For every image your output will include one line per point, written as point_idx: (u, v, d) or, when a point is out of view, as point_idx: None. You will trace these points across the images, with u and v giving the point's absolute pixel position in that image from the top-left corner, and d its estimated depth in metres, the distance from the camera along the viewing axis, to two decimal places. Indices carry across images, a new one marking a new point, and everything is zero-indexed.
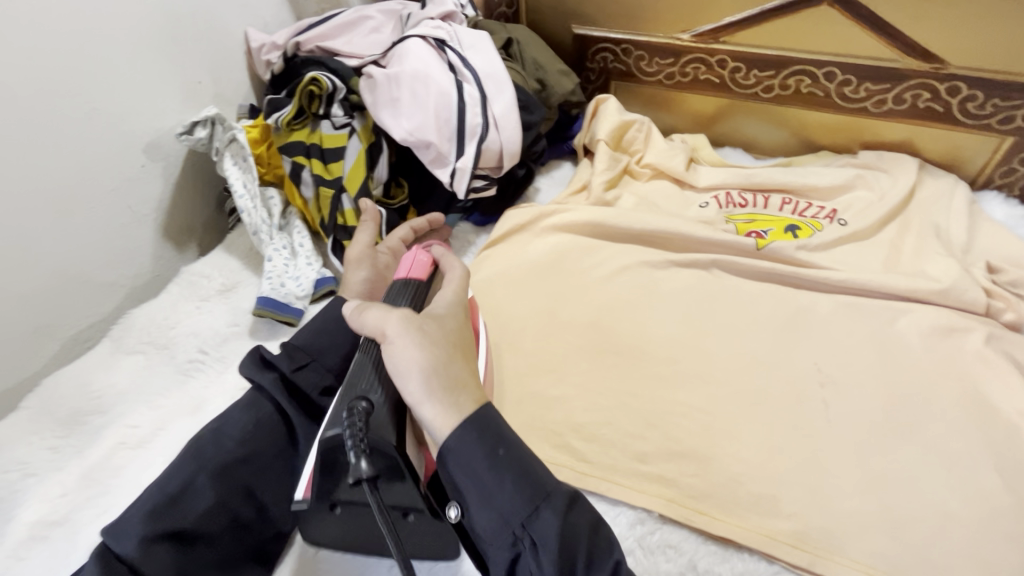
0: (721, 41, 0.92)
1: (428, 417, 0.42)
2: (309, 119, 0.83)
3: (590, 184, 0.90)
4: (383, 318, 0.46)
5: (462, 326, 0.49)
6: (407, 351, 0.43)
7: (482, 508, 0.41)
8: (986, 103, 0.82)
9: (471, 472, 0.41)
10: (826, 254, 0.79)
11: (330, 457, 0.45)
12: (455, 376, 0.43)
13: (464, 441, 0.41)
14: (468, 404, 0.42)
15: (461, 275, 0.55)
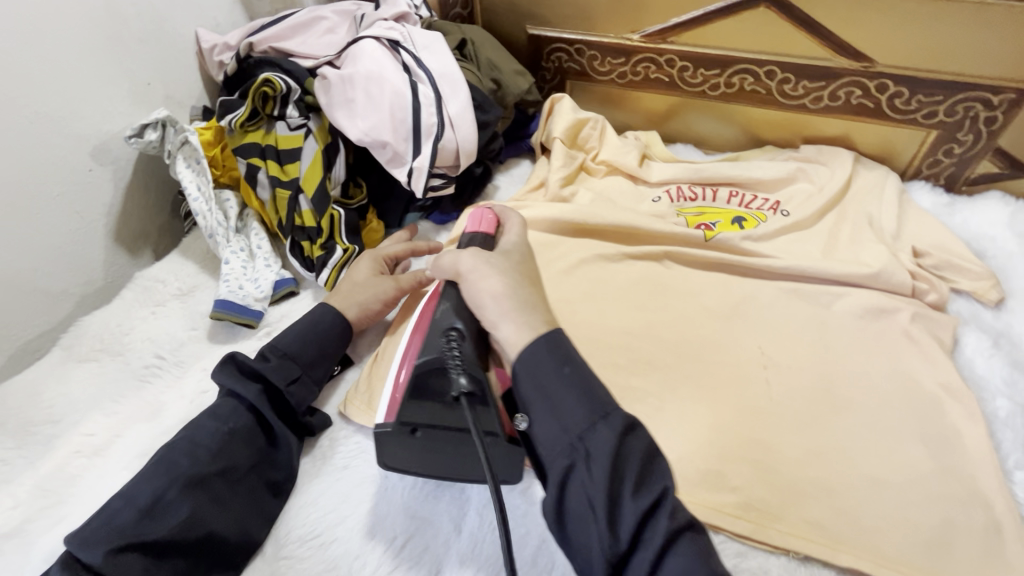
0: (668, 41, 0.96)
1: (506, 334, 0.51)
2: (263, 120, 0.82)
3: (546, 181, 0.93)
4: (455, 259, 0.57)
5: (525, 258, 0.60)
6: (482, 279, 0.54)
7: (545, 416, 0.46)
8: (911, 99, 0.88)
9: (540, 382, 0.47)
10: (770, 244, 0.83)
11: (425, 378, 0.54)
12: (524, 297, 0.53)
13: (535, 355, 0.48)
14: (540, 322, 0.51)
15: (517, 222, 0.66)
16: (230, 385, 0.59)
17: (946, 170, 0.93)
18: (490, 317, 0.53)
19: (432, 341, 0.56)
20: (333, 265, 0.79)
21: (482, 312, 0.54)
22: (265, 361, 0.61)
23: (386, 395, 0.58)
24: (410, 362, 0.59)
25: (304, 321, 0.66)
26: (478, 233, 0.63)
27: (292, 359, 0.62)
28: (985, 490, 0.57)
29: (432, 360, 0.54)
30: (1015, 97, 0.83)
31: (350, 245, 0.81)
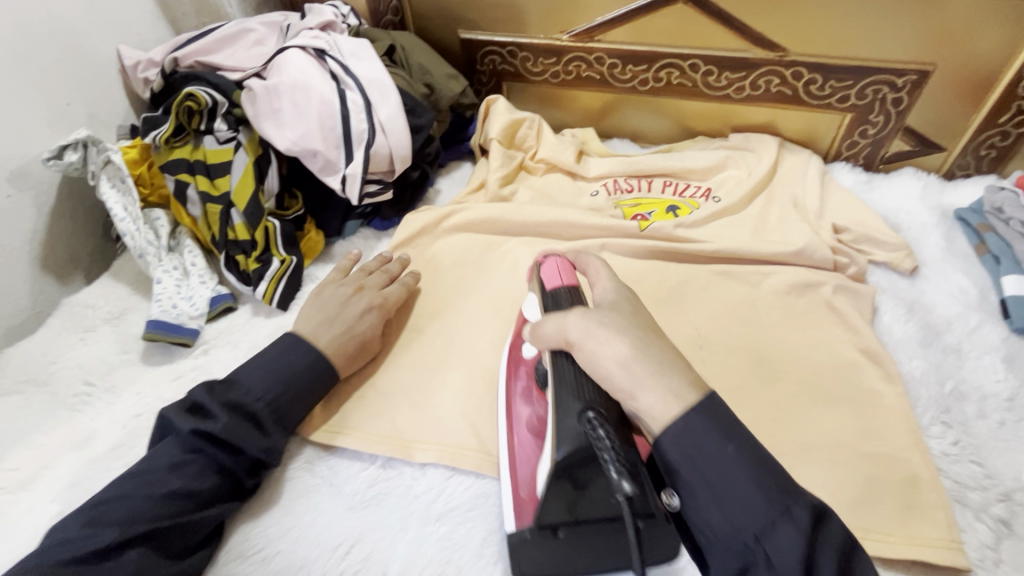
0: (596, 39, 0.98)
1: (646, 404, 0.44)
2: (190, 135, 0.80)
3: (486, 182, 0.94)
4: (563, 325, 0.50)
5: (634, 305, 0.52)
6: (603, 347, 0.46)
7: (712, 507, 0.42)
8: (824, 85, 0.92)
9: (705, 463, 0.42)
10: (702, 229, 0.86)
11: (572, 472, 0.45)
12: (658, 356, 0.46)
13: (689, 430, 0.42)
14: (691, 394, 0.44)
15: (605, 270, 0.56)
16: (221, 455, 0.55)
17: (863, 150, 0.98)
18: (623, 387, 0.45)
19: (559, 423, 0.47)
20: (271, 277, 0.78)
21: (608, 383, 0.46)
22: (261, 434, 0.57)
23: (509, 492, 0.55)
24: (526, 445, 0.55)
25: (303, 385, 0.61)
26: (564, 287, 0.58)
27: (284, 428, 0.60)
28: (904, 447, 0.60)
29: (575, 454, 0.45)
30: (917, 78, 0.88)
31: (287, 256, 0.80)
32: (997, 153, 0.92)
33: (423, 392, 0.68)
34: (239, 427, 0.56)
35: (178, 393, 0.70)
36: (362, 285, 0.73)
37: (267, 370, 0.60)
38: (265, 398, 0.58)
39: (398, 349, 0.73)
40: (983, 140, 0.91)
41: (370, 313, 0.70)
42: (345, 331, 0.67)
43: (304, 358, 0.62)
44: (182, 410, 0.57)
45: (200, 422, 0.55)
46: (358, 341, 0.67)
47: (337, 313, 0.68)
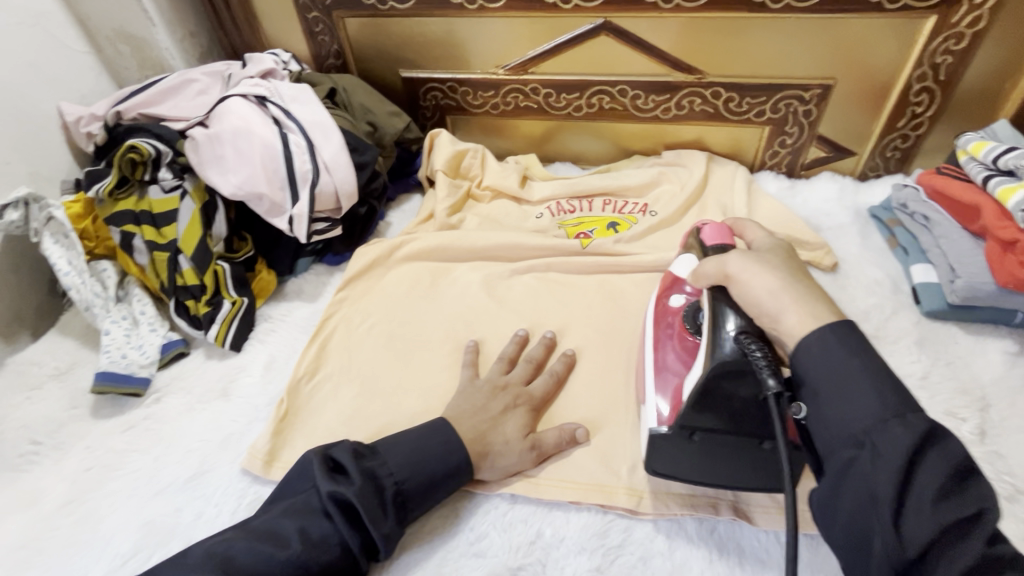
0: (529, 71, 1.04)
1: (788, 326, 0.46)
2: (134, 186, 0.81)
3: (434, 212, 0.97)
4: (722, 262, 0.53)
5: (792, 254, 0.53)
6: (757, 279, 0.49)
7: (831, 398, 0.43)
8: (741, 102, 1.00)
9: (831, 366, 0.43)
10: (641, 243, 0.91)
11: (717, 381, 0.51)
12: (806, 289, 0.47)
13: (822, 340, 0.44)
14: (828, 314, 0.46)
15: (759, 231, 0.58)
16: (342, 528, 0.53)
17: (785, 159, 1.06)
18: (768, 309, 0.48)
19: (713, 341, 0.52)
20: (222, 320, 0.79)
21: (755, 309, 0.49)
22: (385, 518, 0.55)
23: (652, 408, 0.60)
24: (672, 373, 0.60)
25: (436, 472, 0.59)
26: (726, 246, 0.60)
27: (403, 518, 0.57)
28: None
29: (724, 366, 0.50)
30: (822, 92, 0.96)
31: (239, 297, 0.81)
32: (902, 154, 1.01)
33: (382, 421, 0.70)
34: (371, 508, 0.54)
35: (128, 443, 0.70)
36: (506, 380, 0.69)
37: (407, 449, 0.59)
38: (398, 478, 0.57)
39: (354, 382, 0.74)
40: (887, 143, 1.00)
41: (516, 411, 0.65)
42: (489, 429, 0.63)
43: (442, 441, 0.60)
44: (321, 468, 0.55)
45: (339, 486, 0.54)
46: (501, 444, 0.62)
47: (482, 407, 0.65)
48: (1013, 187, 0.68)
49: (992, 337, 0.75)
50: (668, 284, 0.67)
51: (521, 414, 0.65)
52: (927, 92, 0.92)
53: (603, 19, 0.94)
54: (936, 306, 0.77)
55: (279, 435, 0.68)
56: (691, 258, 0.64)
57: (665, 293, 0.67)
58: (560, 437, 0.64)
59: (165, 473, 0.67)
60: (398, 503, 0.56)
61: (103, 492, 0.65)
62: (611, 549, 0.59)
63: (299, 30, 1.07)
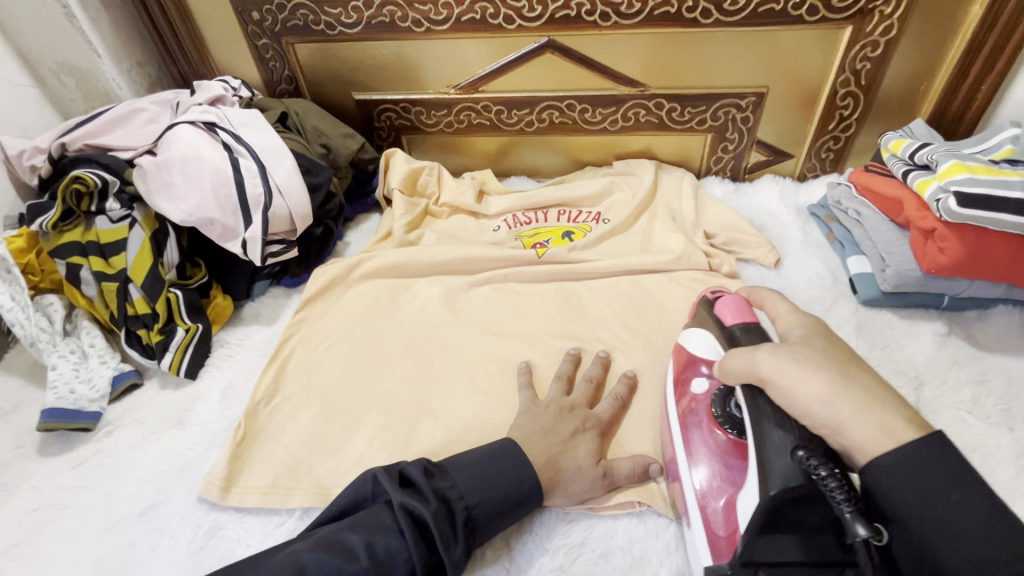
0: (480, 90, 1.06)
1: (853, 440, 0.44)
2: (81, 217, 0.80)
3: (392, 229, 0.98)
4: (752, 361, 0.50)
5: (831, 340, 0.50)
6: (803, 384, 0.46)
7: (930, 528, 0.40)
8: (683, 112, 1.05)
9: (923, 488, 0.41)
10: (594, 250, 0.94)
11: (781, 510, 0.45)
12: (865, 391, 0.45)
13: (909, 461, 0.42)
14: (906, 426, 0.43)
15: (783, 304, 0.56)
16: (412, 547, 0.52)
17: (728, 164, 1.11)
18: (826, 421, 0.45)
19: (766, 456, 0.46)
20: (176, 347, 0.78)
21: (807, 418, 0.46)
22: (454, 541, 0.54)
23: (698, 524, 0.54)
24: (714, 478, 0.55)
25: (511, 501, 0.58)
26: (748, 322, 0.58)
27: (471, 545, 0.56)
28: None
29: (788, 492, 0.44)
30: (757, 99, 1.01)
31: (193, 324, 0.80)
32: (835, 155, 1.07)
33: (344, 441, 0.69)
34: (442, 531, 0.53)
35: (78, 480, 0.68)
36: (572, 402, 0.67)
37: (475, 471, 0.58)
38: (468, 502, 0.56)
39: (314, 403, 0.74)
40: (821, 145, 1.06)
41: (585, 435, 0.64)
42: (560, 454, 0.61)
43: (513, 466, 0.59)
44: (392, 481, 0.56)
45: (411, 500, 0.54)
46: (572, 469, 0.60)
47: (550, 429, 0.64)
48: (929, 179, 0.73)
49: (923, 320, 0.80)
50: (684, 363, 0.64)
51: (590, 441, 0.63)
52: (852, 97, 0.98)
53: (547, 37, 0.97)
54: (871, 294, 0.81)
55: (236, 461, 0.67)
56: (708, 338, 0.62)
57: (684, 374, 0.64)
58: (634, 471, 0.62)
59: (117, 507, 0.65)
60: (467, 526, 0.55)
61: (51, 532, 0.63)
62: (572, 547, 0.59)
63: (249, 56, 1.07)
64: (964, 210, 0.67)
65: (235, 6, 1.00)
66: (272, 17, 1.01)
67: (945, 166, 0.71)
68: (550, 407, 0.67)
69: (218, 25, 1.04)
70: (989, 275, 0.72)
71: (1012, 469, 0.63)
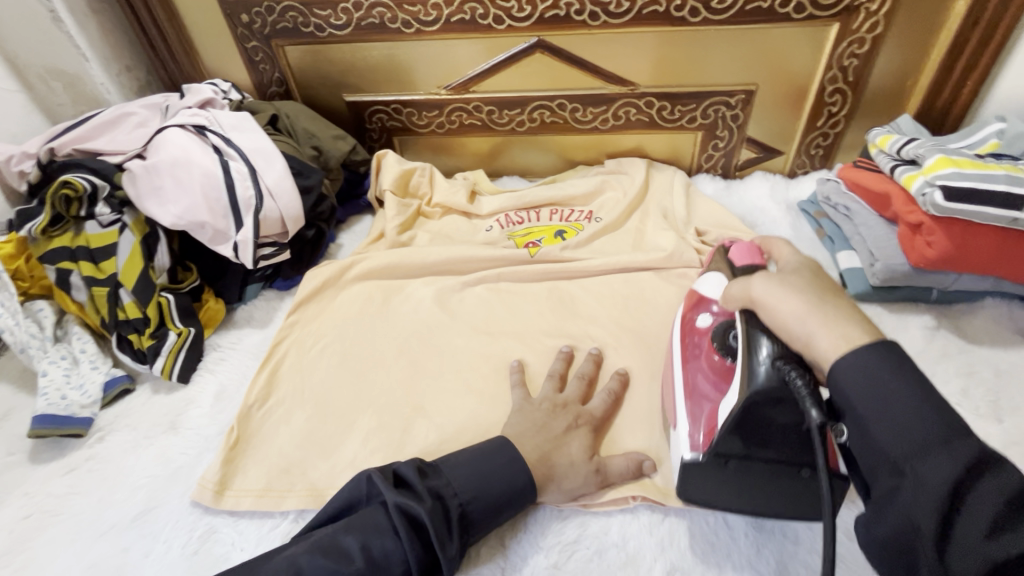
0: (471, 90, 1.06)
1: (822, 351, 0.43)
2: (70, 222, 0.79)
3: (384, 231, 0.98)
4: (748, 286, 0.52)
5: (822, 271, 0.50)
6: (784, 301, 0.47)
7: (874, 420, 0.39)
8: (674, 110, 1.05)
9: (874, 382, 0.40)
10: (587, 248, 0.94)
11: (757, 409, 0.50)
12: (838, 310, 0.45)
13: (862, 363, 0.40)
14: (863, 334, 0.42)
15: (787, 248, 0.58)
16: (407, 546, 0.52)
17: (719, 162, 1.12)
18: (799, 334, 0.46)
19: (748, 366, 0.50)
20: (168, 351, 0.78)
21: (787, 335, 0.47)
22: (449, 540, 0.54)
23: (685, 431, 0.59)
24: (705, 398, 0.59)
25: (506, 500, 0.58)
26: (755, 265, 0.61)
27: (466, 543, 0.56)
28: None
29: (763, 393, 0.49)
30: (746, 96, 1.02)
31: (185, 328, 0.80)
32: (824, 151, 1.08)
33: (338, 443, 0.69)
34: (438, 529, 0.53)
35: (71, 486, 0.67)
36: (565, 398, 0.68)
37: (469, 471, 0.58)
38: (463, 500, 0.56)
39: (308, 405, 0.73)
40: (810, 141, 1.07)
41: (579, 432, 0.64)
42: (552, 450, 0.62)
43: (507, 464, 0.59)
44: (386, 480, 0.56)
45: (406, 499, 0.54)
46: (566, 464, 0.61)
47: (544, 426, 0.64)
48: (915, 174, 0.73)
49: (912, 314, 0.80)
50: (692, 303, 0.67)
51: (583, 437, 0.64)
52: (840, 93, 0.99)
53: (536, 37, 0.98)
54: (861, 289, 0.82)
55: (230, 464, 0.67)
56: (717, 279, 0.64)
57: (692, 313, 0.66)
58: (627, 468, 0.62)
59: (110, 513, 0.64)
60: (462, 524, 0.55)
61: (44, 539, 0.63)
62: (566, 543, 0.60)
63: (239, 59, 1.07)
64: (949, 204, 0.68)
65: (224, 8, 1.00)
66: (261, 19, 1.00)
67: (930, 162, 0.72)
68: (543, 405, 0.67)
69: (208, 27, 1.03)
70: (975, 268, 0.73)
71: None
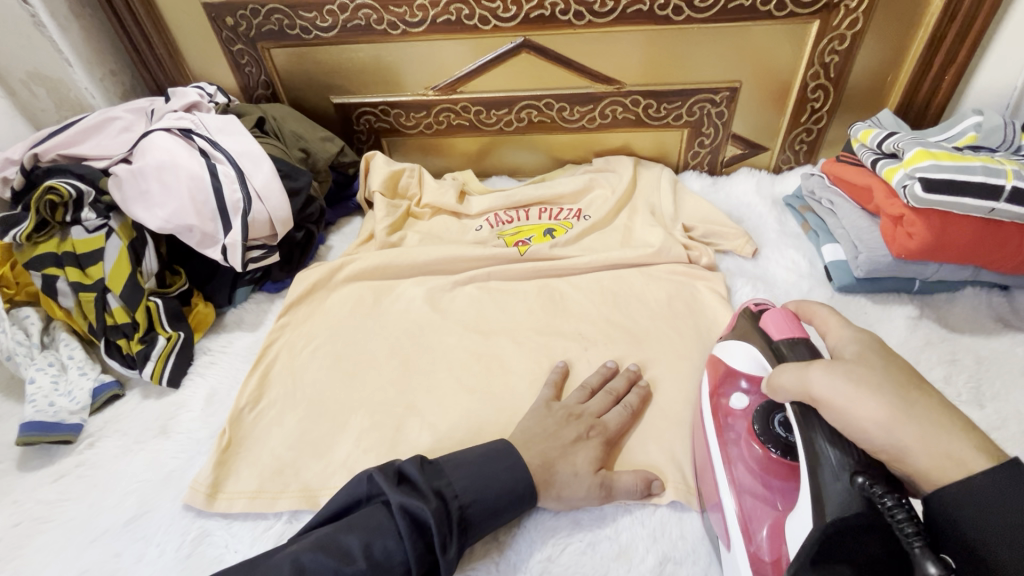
0: (458, 91, 1.07)
1: (919, 466, 0.40)
2: (56, 228, 0.79)
3: (374, 232, 0.98)
4: (805, 377, 0.47)
5: (890, 356, 0.46)
6: (863, 401, 0.42)
7: (1013, 559, 0.36)
8: (660, 108, 1.06)
9: (992, 513, 0.37)
10: (576, 246, 0.95)
11: (834, 539, 0.42)
12: (926, 412, 0.41)
13: (988, 489, 0.38)
14: (966, 450, 0.40)
15: (834, 317, 0.52)
16: (409, 548, 0.52)
17: (705, 159, 1.13)
18: (885, 446, 0.42)
19: (821, 481, 0.44)
20: (157, 356, 0.77)
21: (865, 442, 0.43)
22: (451, 542, 0.54)
23: (741, 547, 0.52)
24: (755, 497, 0.54)
25: (499, 498, 0.58)
26: (796, 338, 0.54)
27: (465, 542, 0.56)
28: None
29: (845, 519, 0.41)
30: (730, 94, 1.03)
31: (174, 332, 0.80)
32: (808, 147, 1.10)
33: (331, 443, 0.69)
34: (441, 530, 0.53)
35: (61, 493, 0.67)
36: (581, 408, 0.67)
37: (471, 472, 0.58)
38: (463, 501, 0.56)
39: (300, 406, 0.73)
40: (794, 137, 1.08)
41: (588, 443, 0.63)
42: (557, 458, 0.61)
43: (508, 466, 0.59)
44: (390, 482, 0.56)
45: (411, 499, 0.54)
46: (569, 474, 0.60)
47: (553, 433, 0.64)
48: (895, 167, 0.75)
49: (897, 304, 0.82)
50: (721, 377, 0.64)
51: (595, 449, 0.63)
52: (822, 89, 1.01)
53: (522, 37, 0.98)
54: (846, 281, 0.83)
55: (222, 467, 0.67)
56: (754, 353, 0.58)
57: (719, 391, 0.64)
58: (635, 487, 0.61)
59: (101, 519, 0.64)
60: (462, 524, 0.55)
61: (35, 546, 0.62)
62: (560, 539, 0.60)
63: (224, 63, 1.07)
64: (928, 195, 0.70)
65: (208, 11, 1.00)
66: (246, 22, 1.00)
67: (910, 154, 0.73)
68: (554, 415, 0.66)
69: (192, 31, 1.03)
70: (956, 258, 0.75)
71: None
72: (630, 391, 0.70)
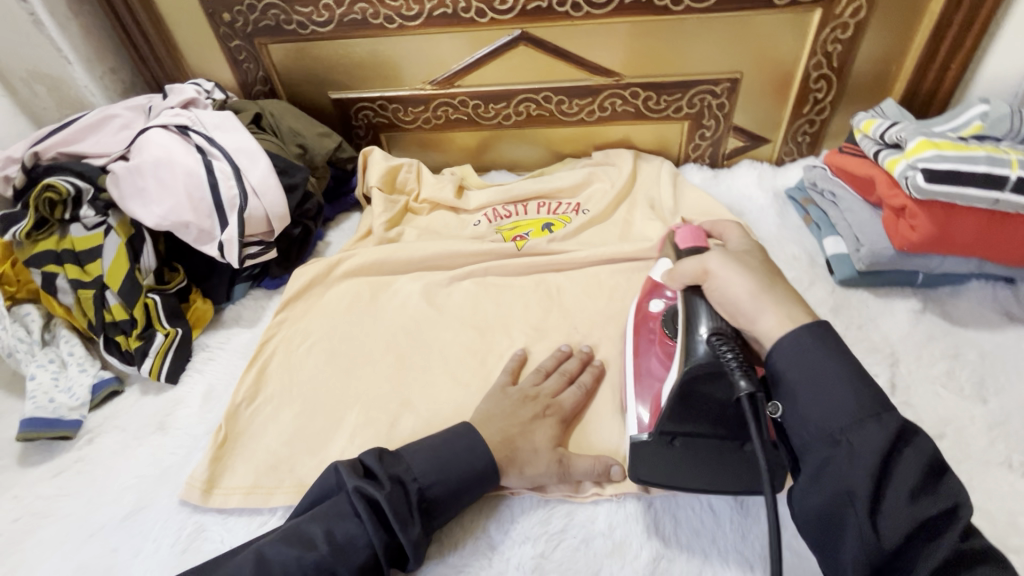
0: (456, 85, 1.06)
1: (765, 327, 0.50)
2: (55, 225, 0.79)
3: (372, 228, 0.97)
4: (703, 259, 0.56)
5: (764, 255, 0.57)
6: (733, 278, 0.53)
7: (813, 395, 0.46)
8: (659, 100, 1.05)
9: (812, 368, 0.47)
10: (574, 240, 0.94)
11: (693, 385, 0.54)
12: (783, 292, 0.52)
13: (801, 344, 0.48)
14: (801, 315, 0.50)
15: (737, 232, 0.63)
16: (370, 529, 0.53)
17: (707, 151, 1.12)
18: (746, 311, 0.52)
19: (688, 342, 0.55)
20: (155, 352, 0.78)
21: (732, 310, 0.53)
22: (412, 522, 0.55)
23: (635, 409, 0.63)
24: (654, 377, 0.64)
25: (462, 481, 0.58)
26: (699, 249, 0.61)
27: (429, 523, 0.57)
28: None
29: (699, 367, 0.53)
30: (731, 85, 1.02)
31: (172, 328, 0.80)
32: (811, 138, 1.08)
33: (327, 439, 0.69)
34: (398, 511, 0.54)
35: (60, 488, 0.68)
36: (536, 390, 0.68)
37: (431, 456, 0.59)
38: (422, 483, 0.57)
39: (296, 402, 0.74)
40: (797, 128, 1.07)
41: (545, 422, 0.64)
42: (517, 434, 0.62)
43: (467, 447, 0.60)
44: (345, 468, 0.57)
45: (367, 484, 0.55)
46: (528, 451, 0.62)
47: (511, 413, 0.65)
48: (897, 158, 0.73)
49: (899, 298, 0.80)
50: (647, 290, 0.72)
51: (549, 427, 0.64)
52: (824, 79, 0.99)
53: (519, 30, 0.97)
54: (848, 274, 0.82)
55: (217, 463, 0.67)
56: (667, 262, 0.69)
57: (646, 299, 0.72)
58: (593, 469, 0.62)
59: (98, 514, 0.65)
60: (422, 506, 0.56)
61: (34, 541, 0.63)
62: (553, 535, 0.60)
63: (223, 59, 1.07)
64: (931, 186, 0.68)
65: (205, 8, 1.00)
66: (243, 18, 1.00)
67: (912, 145, 0.72)
68: (511, 397, 0.67)
69: (190, 27, 1.03)
70: (959, 249, 0.73)
71: (986, 441, 0.64)
72: (581, 369, 0.71)
